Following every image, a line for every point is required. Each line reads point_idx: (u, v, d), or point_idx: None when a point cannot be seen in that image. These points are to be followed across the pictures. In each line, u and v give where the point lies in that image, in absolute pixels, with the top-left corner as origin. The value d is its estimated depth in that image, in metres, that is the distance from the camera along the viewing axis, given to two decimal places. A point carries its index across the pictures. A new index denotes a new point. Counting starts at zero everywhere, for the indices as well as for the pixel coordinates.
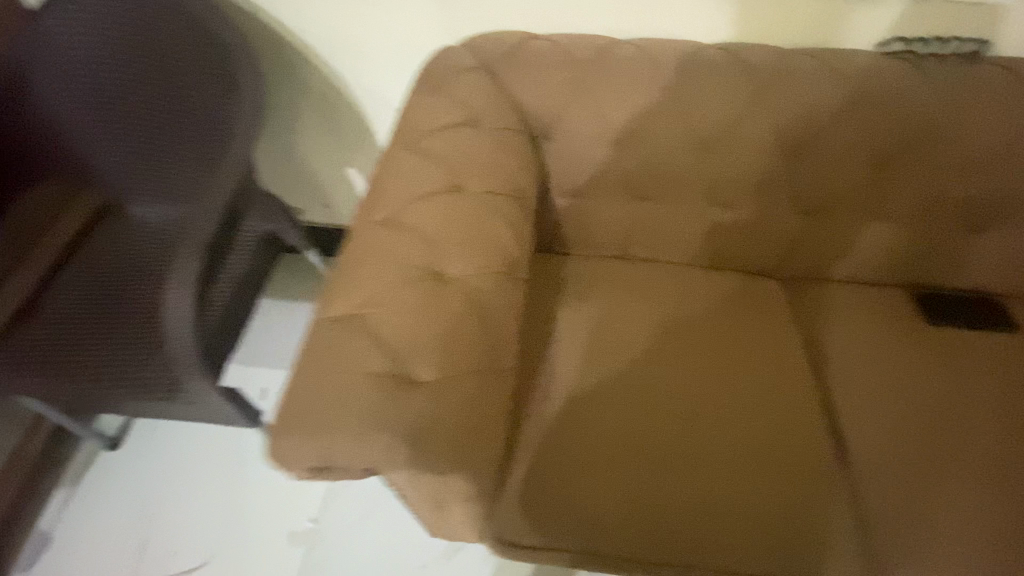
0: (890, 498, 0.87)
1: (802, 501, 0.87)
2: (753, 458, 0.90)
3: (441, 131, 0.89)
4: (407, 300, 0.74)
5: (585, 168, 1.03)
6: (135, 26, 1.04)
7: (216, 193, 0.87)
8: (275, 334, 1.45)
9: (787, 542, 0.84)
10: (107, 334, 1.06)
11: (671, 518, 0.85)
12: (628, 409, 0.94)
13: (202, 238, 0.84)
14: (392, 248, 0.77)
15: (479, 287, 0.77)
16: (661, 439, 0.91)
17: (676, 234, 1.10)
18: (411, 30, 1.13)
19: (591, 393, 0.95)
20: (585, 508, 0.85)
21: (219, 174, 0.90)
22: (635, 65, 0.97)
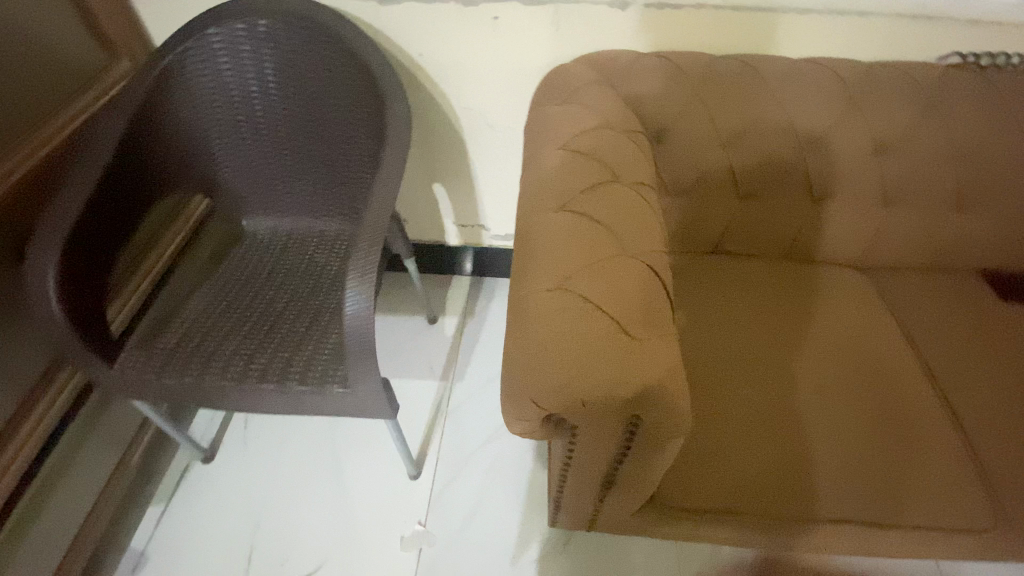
0: (997, 450, 0.99)
1: (928, 459, 0.97)
2: (873, 421, 1.00)
3: (586, 133, 0.98)
4: (600, 273, 0.79)
5: (694, 170, 1.14)
6: (275, 50, 1.14)
7: (380, 197, 0.99)
8: (385, 350, 1.67)
9: (923, 493, 0.94)
10: (247, 333, 1.11)
11: (818, 478, 0.94)
12: (756, 384, 1.04)
13: (377, 236, 0.94)
14: (571, 230, 0.84)
15: (656, 262, 0.83)
16: (793, 408, 1.01)
17: (772, 228, 1.20)
18: (520, 48, 1.22)
19: (717, 370, 1.05)
20: (738, 472, 0.94)
21: (377, 177, 1.01)
22: (738, 78, 1.10)
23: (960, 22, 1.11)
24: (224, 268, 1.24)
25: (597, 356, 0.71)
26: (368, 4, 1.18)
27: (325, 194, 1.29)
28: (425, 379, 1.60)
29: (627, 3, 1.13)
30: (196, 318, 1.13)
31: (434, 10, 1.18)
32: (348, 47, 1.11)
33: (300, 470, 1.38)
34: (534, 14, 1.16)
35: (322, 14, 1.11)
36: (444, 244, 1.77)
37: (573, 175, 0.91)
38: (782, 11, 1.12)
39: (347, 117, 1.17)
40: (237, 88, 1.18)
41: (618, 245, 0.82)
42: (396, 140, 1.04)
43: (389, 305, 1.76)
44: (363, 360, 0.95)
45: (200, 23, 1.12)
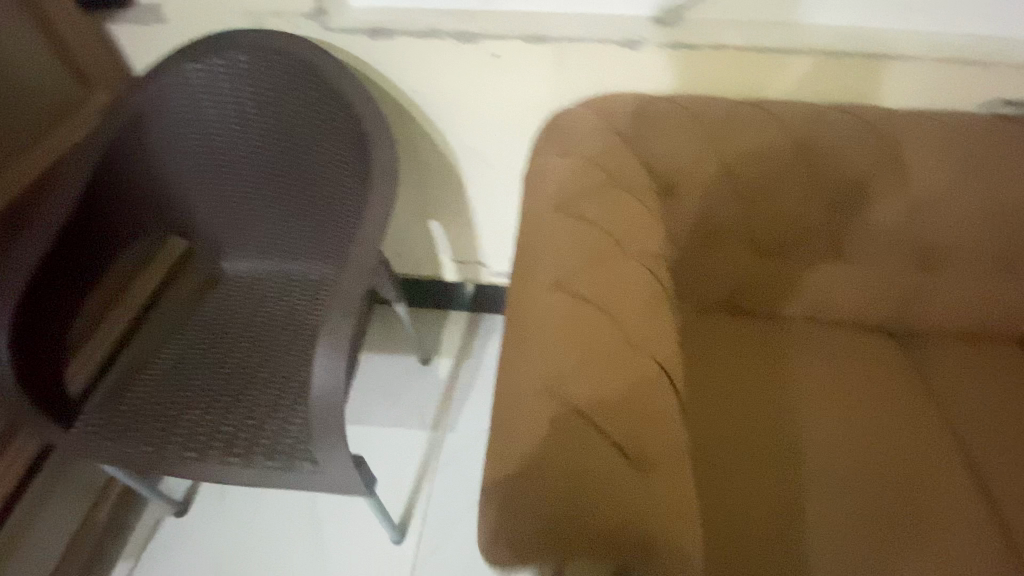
0: None
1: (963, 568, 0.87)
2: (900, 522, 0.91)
3: (588, 193, 0.89)
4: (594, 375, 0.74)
5: (708, 227, 1.04)
6: (256, 88, 1.07)
7: (357, 257, 0.90)
8: (375, 394, 1.58)
9: None
10: (214, 393, 1.02)
11: None
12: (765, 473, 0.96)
13: (353, 304, 0.85)
14: (565, 315, 0.78)
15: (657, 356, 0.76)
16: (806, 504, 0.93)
17: (790, 292, 1.11)
18: (521, 87, 1.13)
19: (725, 456, 0.98)
20: None
21: (357, 233, 0.93)
22: (757, 130, 1.00)
23: (1006, 70, 1.00)
24: (197, 316, 1.16)
25: None
26: (358, 39, 1.10)
27: (306, 236, 1.18)
28: (415, 428, 1.51)
29: (637, 42, 1.04)
30: (162, 374, 1.05)
31: (428, 46, 1.09)
32: (332, 87, 1.02)
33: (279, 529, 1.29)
34: (536, 53, 1.08)
35: (304, 51, 1.03)
36: (440, 280, 1.68)
37: (571, 245, 0.82)
38: (807, 54, 1.02)
39: (331, 157, 1.08)
40: (215, 125, 1.10)
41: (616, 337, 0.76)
42: (380, 192, 0.94)
43: (381, 344, 1.66)
44: (333, 439, 0.87)
45: (178, 58, 1.05)
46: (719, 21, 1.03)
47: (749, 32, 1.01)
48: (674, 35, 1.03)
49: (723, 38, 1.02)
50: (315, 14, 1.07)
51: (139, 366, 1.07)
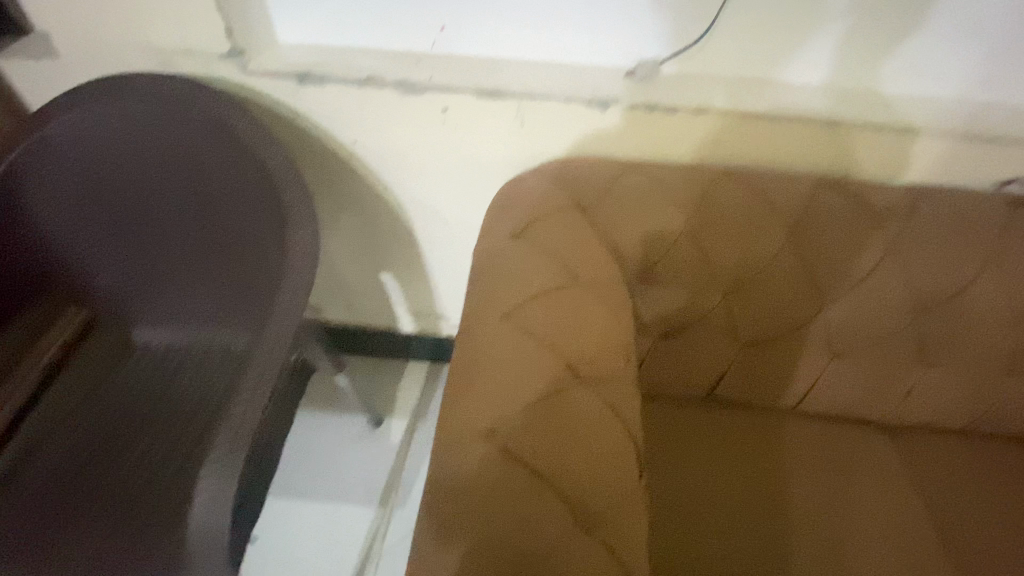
0: None
1: None
2: None
3: (542, 291, 0.74)
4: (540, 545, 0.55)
5: (687, 314, 0.90)
6: (159, 140, 0.90)
7: (257, 368, 0.73)
8: (316, 462, 1.41)
9: None
10: (109, 501, 0.89)
11: None
12: None
13: (242, 440, 0.68)
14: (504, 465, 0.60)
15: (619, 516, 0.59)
16: None
17: (783, 382, 0.95)
18: (477, 143, 0.99)
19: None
20: None
21: (263, 328, 0.76)
22: (745, 207, 0.86)
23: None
24: (101, 397, 1.02)
25: None
26: (286, 83, 0.94)
27: (227, 303, 1.00)
28: (360, 503, 1.36)
29: (608, 101, 0.91)
30: (54, 474, 0.92)
31: (369, 94, 0.94)
32: (245, 145, 0.85)
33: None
34: (493, 107, 0.94)
35: (215, 100, 0.87)
36: (396, 330, 1.52)
37: (517, 364, 0.67)
38: (802, 122, 0.89)
39: (250, 222, 0.90)
40: (110, 179, 0.93)
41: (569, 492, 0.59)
42: (294, 281, 0.77)
43: (328, 401, 1.49)
44: None
45: (65, 103, 0.88)
46: (699, 78, 0.91)
47: (735, 94, 0.88)
48: (650, 94, 0.90)
49: (707, 100, 0.89)
50: (234, 55, 0.91)
51: (23, 460, 0.94)
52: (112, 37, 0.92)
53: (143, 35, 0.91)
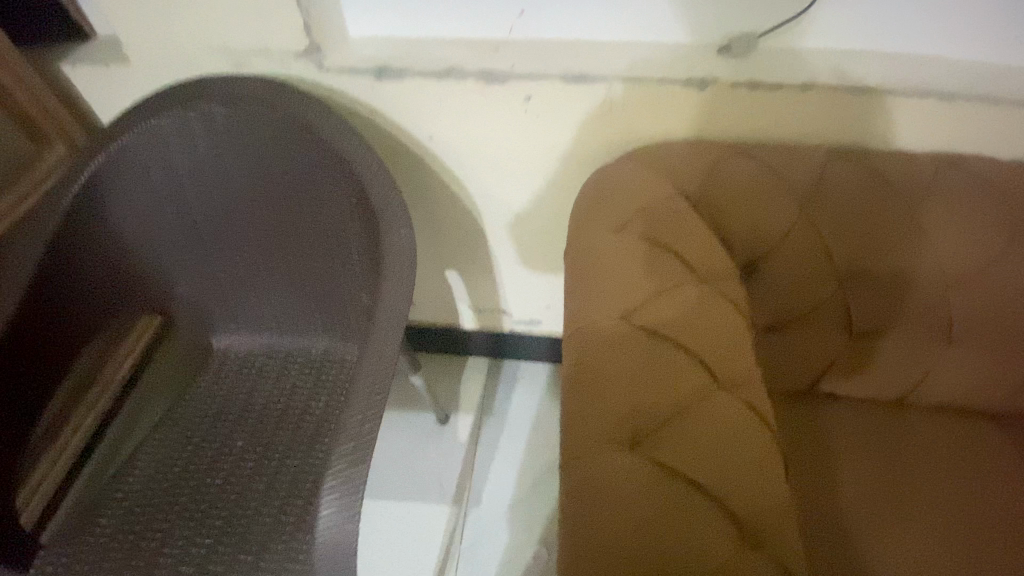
0: None
1: None
2: None
3: (660, 290, 0.69)
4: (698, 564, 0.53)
5: (794, 305, 0.85)
6: (239, 147, 0.88)
7: (368, 379, 0.72)
8: (386, 460, 1.41)
9: None
10: (208, 512, 0.91)
11: None
12: None
13: (360, 454, 0.68)
14: (650, 476, 0.57)
15: (768, 528, 0.56)
16: None
17: (889, 375, 0.91)
18: (559, 132, 0.94)
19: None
20: None
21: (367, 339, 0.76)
22: (863, 189, 0.80)
23: None
24: (186, 405, 1.03)
25: None
26: (363, 79, 0.91)
27: (309, 309, 1.03)
28: (434, 502, 1.35)
29: (704, 80, 0.85)
30: (148, 488, 0.93)
31: (449, 86, 0.90)
32: (333, 150, 0.83)
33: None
34: (580, 93, 0.89)
35: (299, 102, 0.84)
36: (457, 327, 1.49)
37: (644, 367, 0.63)
38: (920, 94, 0.82)
39: (334, 228, 0.91)
40: (188, 187, 0.91)
41: (717, 505, 0.56)
42: (394, 288, 0.77)
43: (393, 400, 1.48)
44: None
45: (142, 110, 0.86)
46: (806, 51, 0.84)
47: (846, 66, 0.82)
48: (751, 70, 0.84)
49: (814, 75, 0.82)
50: (311, 52, 0.88)
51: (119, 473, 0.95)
52: (184, 39, 0.89)
53: (217, 35, 0.88)
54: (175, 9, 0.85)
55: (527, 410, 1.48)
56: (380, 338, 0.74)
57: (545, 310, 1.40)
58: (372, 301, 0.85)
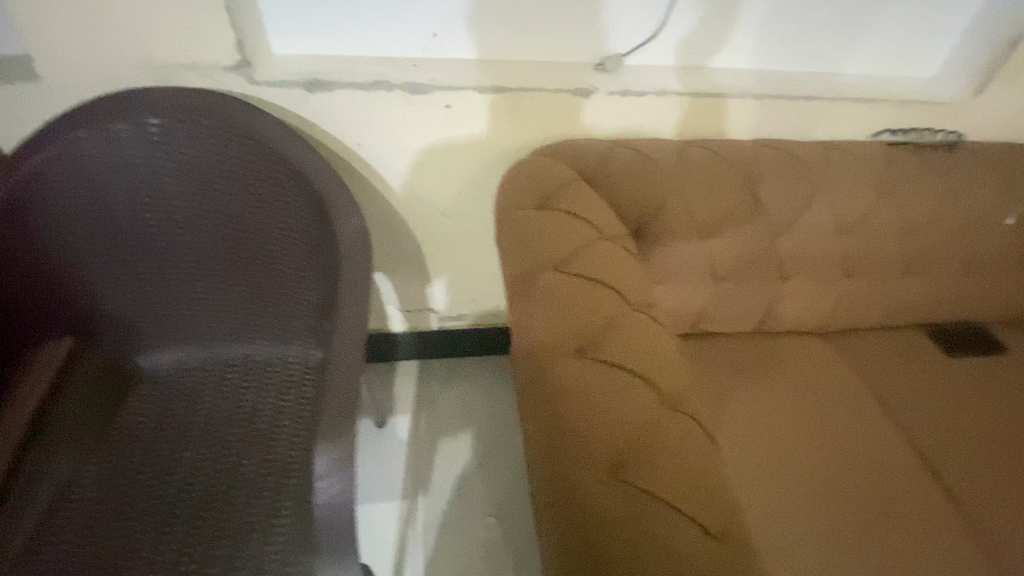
0: (951, 485, 1.08)
1: (906, 520, 1.02)
2: (857, 495, 1.03)
3: (580, 246, 0.87)
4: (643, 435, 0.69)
5: (676, 257, 1.08)
6: (175, 156, 0.91)
7: (343, 348, 0.84)
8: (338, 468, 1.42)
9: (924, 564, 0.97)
10: (161, 522, 0.88)
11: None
12: (756, 484, 1.01)
13: (346, 418, 0.78)
14: (600, 380, 0.72)
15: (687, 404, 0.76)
16: (791, 496, 1.00)
17: (747, 310, 1.19)
18: (476, 133, 1.10)
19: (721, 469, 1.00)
20: None
21: (334, 316, 0.87)
22: (710, 166, 1.06)
23: (886, 106, 1.18)
24: (117, 430, 0.98)
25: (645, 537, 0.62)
26: (295, 92, 0.99)
27: (250, 312, 1.04)
28: (384, 499, 1.38)
29: (589, 90, 1.07)
30: (85, 513, 0.88)
31: (376, 96, 1.02)
32: (276, 154, 0.92)
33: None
34: (492, 102, 1.06)
35: (239, 111, 0.91)
36: (387, 331, 1.56)
37: (578, 303, 0.79)
38: (738, 97, 1.13)
39: (280, 229, 0.97)
40: (118, 201, 0.92)
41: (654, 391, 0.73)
42: (353, 270, 0.89)
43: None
44: (344, 564, 0.74)
45: (66, 124, 0.86)
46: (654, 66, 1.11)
47: (686, 78, 1.10)
48: (622, 81, 1.07)
49: (666, 84, 1.08)
50: (242, 66, 0.95)
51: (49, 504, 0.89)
52: (105, 55, 0.90)
53: (141, 54, 0.91)
54: (98, 24, 0.87)
55: (463, 399, 1.58)
56: (349, 313, 0.86)
57: (471, 304, 1.52)
58: (327, 290, 0.94)
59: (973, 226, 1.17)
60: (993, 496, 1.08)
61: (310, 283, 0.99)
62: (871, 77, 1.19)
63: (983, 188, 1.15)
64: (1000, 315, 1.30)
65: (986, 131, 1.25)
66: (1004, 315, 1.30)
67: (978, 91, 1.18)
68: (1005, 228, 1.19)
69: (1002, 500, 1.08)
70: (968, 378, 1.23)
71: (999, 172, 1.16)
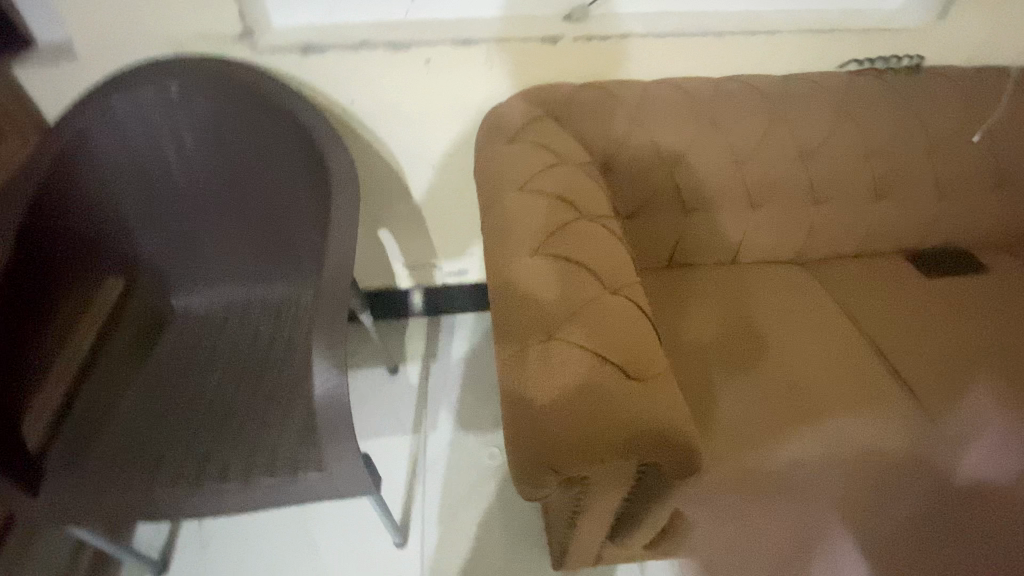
0: (926, 386, 1.08)
1: (876, 415, 1.03)
2: (824, 391, 1.05)
3: (543, 171, 0.97)
4: (594, 315, 0.77)
5: (646, 188, 1.16)
6: (193, 114, 1.06)
7: (335, 260, 0.93)
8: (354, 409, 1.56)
9: (887, 454, 0.99)
10: (190, 424, 1.01)
11: (799, 462, 0.96)
12: (724, 382, 1.05)
13: (340, 321, 0.86)
14: (555, 274, 0.81)
15: (637, 296, 0.84)
16: (759, 392, 1.04)
17: (722, 238, 1.25)
18: (457, 85, 1.21)
19: (691, 369, 1.06)
20: (727, 476, 0.94)
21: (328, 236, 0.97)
22: (673, 100, 1.14)
23: (848, 37, 1.23)
24: (158, 356, 1.13)
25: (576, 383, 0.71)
26: (293, 56, 1.12)
27: (264, 255, 1.20)
28: (396, 435, 1.51)
29: (556, 37, 1.16)
30: (129, 419, 1.02)
31: (361, 57, 1.14)
32: (276, 106, 1.05)
33: (274, 546, 1.28)
34: (468, 55, 1.17)
35: (244, 71, 1.05)
36: (395, 288, 1.68)
37: (538, 216, 0.89)
38: (700, 36, 1.19)
39: (285, 176, 1.11)
40: (149, 156, 1.07)
41: (603, 282, 0.82)
42: (345, 200, 0.99)
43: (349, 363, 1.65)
44: (344, 440, 0.87)
45: (102, 90, 1.01)
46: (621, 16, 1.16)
47: (649, 21, 1.17)
48: (587, 28, 1.16)
49: (629, 27, 1.16)
50: (245, 35, 1.08)
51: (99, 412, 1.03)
52: (130, 30, 1.05)
53: (160, 27, 1.05)
54: (124, 4, 1.02)
55: (467, 348, 1.70)
56: (341, 232, 0.96)
57: (470, 258, 1.63)
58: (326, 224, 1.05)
59: (936, 146, 1.21)
60: (971, 393, 1.07)
61: (312, 223, 1.13)
62: (843, 11, 1.20)
63: (938, 110, 1.20)
64: (974, 235, 1.34)
65: (951, 57, 1.29)
66: (976, 237, 1.34)
67: (943, 16, 1.21)
68: (970, 147, 1.23)
69: (978, 397, 1.07)
70: (951, 293, 1.25)
71: (957, 94, 1.21)
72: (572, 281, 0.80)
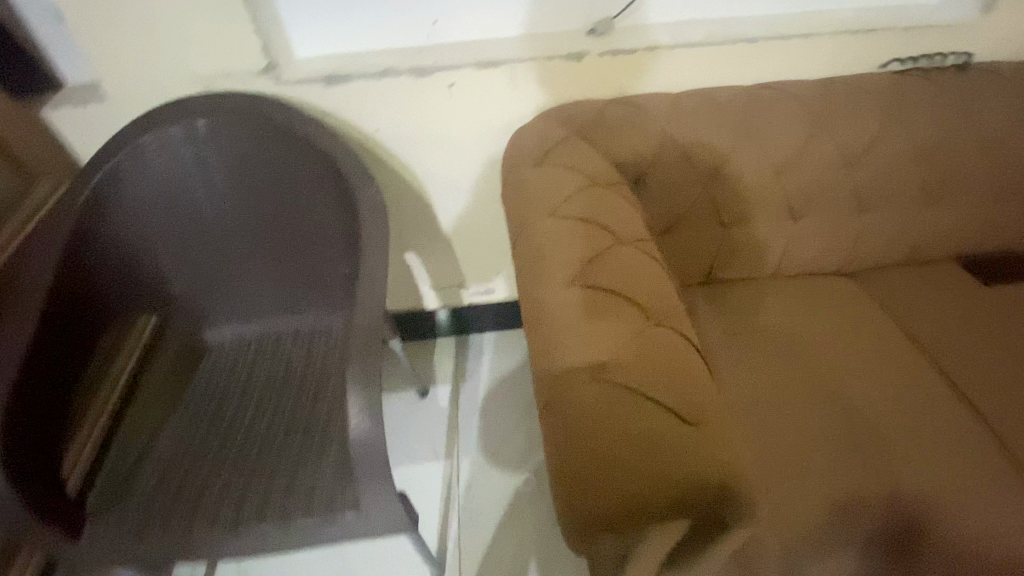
0: (997, 407, 1.01)
1: (944, 441, 0.97)
2: (885, 416, 0.99)
3: (575, 194, 0.94)
4: (640, 351, 0.73)
5: (681, 204, 1.12)
6: (222, 150, 1.06)
7: (367, 294, 0.91)
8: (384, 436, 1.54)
9: (963, 487, 0.92)
10: (229, 462, 1.00)
11: (864, 496, 0.90)
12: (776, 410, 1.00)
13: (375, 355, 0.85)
14: (596, 306, 0.77)
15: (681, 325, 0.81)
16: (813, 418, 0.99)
17: (761, 253, 1.19)
18: (480, 108, 1.19)
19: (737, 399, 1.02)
20: (784, 513, 0.88)
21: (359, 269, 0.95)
22: (706, 111, 1.09)
23: (889, 36, 1.17)
24: (193, 391, 1.13)
25: (628, 427, 0.67)
26: (315, 87, 1.12)
27: (293, 286, 1.19)
28: (429, 460, 1.49)
29: (581, 54, 1.13)
30: (166, 458, 1.02)
31: (382, 86, 1.13)
32: (302, 139, 1.05)
33: None
34: (490, 76, 1.15)
35: (270, 106, 1.05)
36: (422, 309, 1.66)
37: (573, 243, 0.85)
38: (731, 44, 1.15)
39: (313, 207, 1.10)
40: (179, 194, 1.08)
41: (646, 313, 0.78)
42: (372, 231, 0.98)
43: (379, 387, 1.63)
44: (379, 480, 0.85)
45: (133, 131, 1.02)
46: (647, 25, 1.13)
47: (678, 31, 1.12)
48: (612, 42, 1.13)
49: (656, 39, 1.12)
50: (269, 69, 1.08)
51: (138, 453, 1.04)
52: (158, 71, 1.06)
53: (187, 67, 1.06)
54: (153, 46, 1.03)
55: (499, 368, 1.67)
56: (372, 266, 0.94)
57: (497, 278, 1.61)
58: (354, 254, 1.04)
59: (991, 146, 1.14)
60: None
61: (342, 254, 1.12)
62: (883, 9, 1.14)
63: (993, 108, 1.13)
64: None
65: (1001, 51, 1.22)
66: None
67: (991, 9, 1.14)
68: None
69: None
70: (1015, 301, 1.17)
71: (1011, 89, 1.13)
72: (614, 313, 0.77)
